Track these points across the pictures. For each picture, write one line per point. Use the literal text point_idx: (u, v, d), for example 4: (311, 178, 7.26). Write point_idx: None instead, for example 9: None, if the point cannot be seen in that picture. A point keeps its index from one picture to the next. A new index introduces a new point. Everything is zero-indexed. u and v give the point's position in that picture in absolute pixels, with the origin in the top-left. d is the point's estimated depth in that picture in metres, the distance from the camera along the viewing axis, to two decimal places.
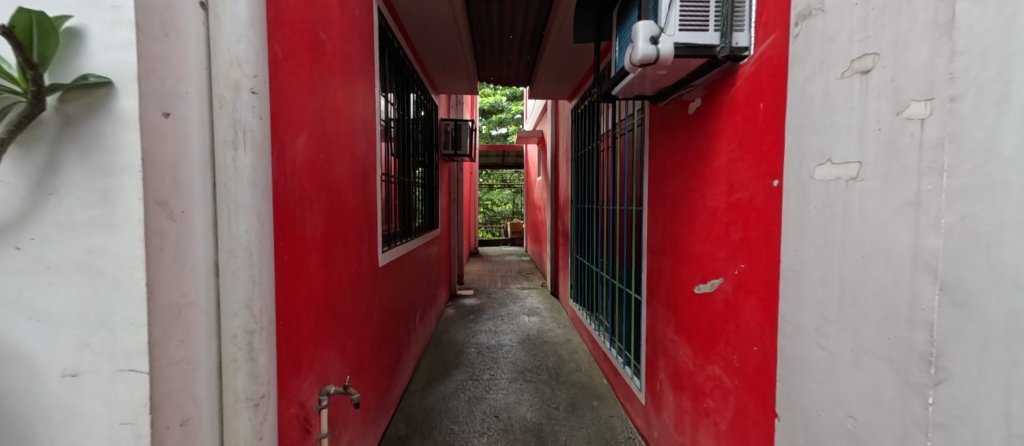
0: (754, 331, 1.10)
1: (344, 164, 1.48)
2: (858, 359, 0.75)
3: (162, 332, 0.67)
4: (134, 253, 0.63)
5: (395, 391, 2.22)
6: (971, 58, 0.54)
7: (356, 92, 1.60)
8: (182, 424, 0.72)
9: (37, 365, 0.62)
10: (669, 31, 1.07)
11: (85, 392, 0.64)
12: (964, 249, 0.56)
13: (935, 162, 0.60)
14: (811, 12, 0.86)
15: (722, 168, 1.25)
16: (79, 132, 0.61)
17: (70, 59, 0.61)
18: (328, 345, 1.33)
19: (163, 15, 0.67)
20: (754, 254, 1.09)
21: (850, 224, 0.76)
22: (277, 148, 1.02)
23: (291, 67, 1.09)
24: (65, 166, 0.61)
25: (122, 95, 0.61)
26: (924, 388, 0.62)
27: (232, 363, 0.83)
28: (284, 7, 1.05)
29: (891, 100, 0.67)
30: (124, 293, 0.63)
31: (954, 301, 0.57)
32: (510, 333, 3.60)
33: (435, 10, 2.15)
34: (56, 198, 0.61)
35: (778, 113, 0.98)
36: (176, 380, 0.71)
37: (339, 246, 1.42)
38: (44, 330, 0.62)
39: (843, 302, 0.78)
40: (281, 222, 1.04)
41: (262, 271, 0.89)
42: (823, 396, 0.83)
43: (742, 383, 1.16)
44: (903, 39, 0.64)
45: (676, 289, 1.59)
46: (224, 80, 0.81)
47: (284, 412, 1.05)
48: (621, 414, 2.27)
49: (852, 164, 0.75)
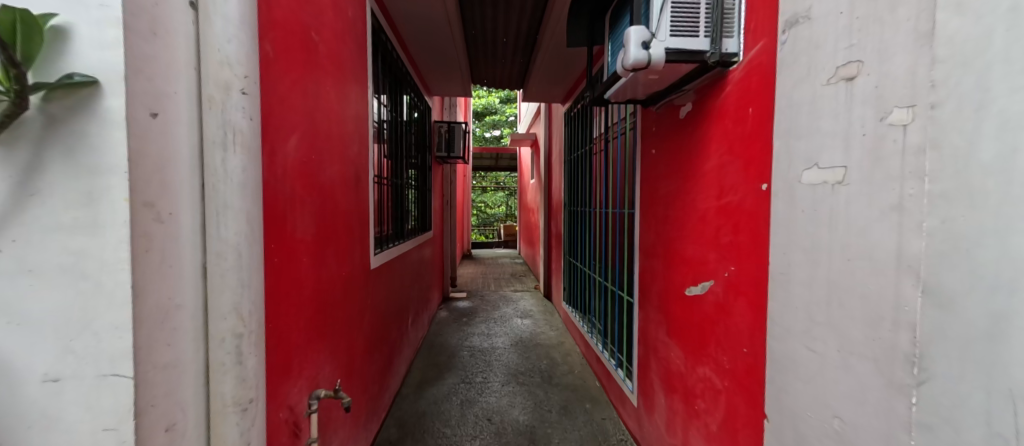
0: (743, 333, 1.12)
1: (337, 165, 1.47)
2: (844, 360, 0.76)
3: (148, 336, 0.66)
4: (120, 255, 0.62)
5: (387, 394, 2.20)
6: (949, 67, 0.56)
7: (348, 92, 1.59)
8: (167, 429, 0.70)
9: (17, 370, 0.60)
10: (660, 36, 1.10)
11: (66, 398, 0.62)
12: (945, 253, 0.57)
13: (918, 167, 0.61)
14: (798, 20, 0.88)
15: (712, 172, 1.27)
16: (61, 133, 0.60)
17: (56, 57, 0.60)
18: (319, 347, 1.31)
19: (151, 14, 0.66)
20: (742, 257, 1.11)
21: (836, 227, 0.77)
22: (268, 150, 1.01)
23: (282, 67, 1.08)
24: (49, 166, 0.59)
25: (109, 94, 0.60)
26: (907, 388, 0.63)
27: (219, 367, 0.81)
28: (275, 8, 1.04)
29: (875, 106, 0.68)
30: (109, 296, 0.62)
31: (937, 303, 0.59)
32: (503, 335, 3.60)
33: (428, 13, 2.16)
34: (39, 199, 0.60)
35: (765, 119, 1.00)
36: (162, 384, 0.69)
37: (330, 247, 1.40)
38: (24, 335, 0.60)
39: (829, 305, 0.79)
40: (271, 223, 1.03)
41: (250, 273, 0.88)
42: (811, 397, 0.85)
43: (732, 384, 1.17)
44: (886, 49, 0.66)
45: (668, 290, 1.61)
46: (214, 79, 0.79)
47: (272, 416, 1.03)
48: (614, 416, 2.28)
49: (838, 169, 0.77)
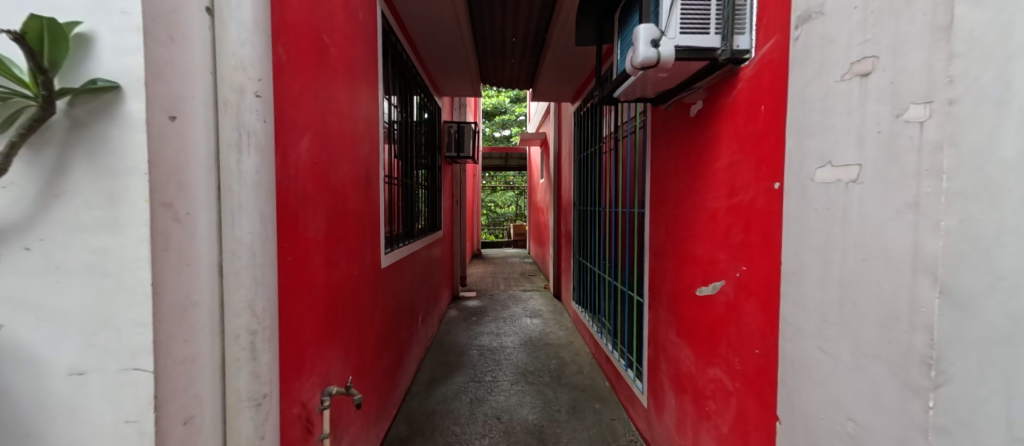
0: (754, 334, 1.10)
1: (348, 166, 1.49)
2: (858, 361, 0.74)
3: (166, 332, 0.68)
4: (139, 254, 0.64)
5: (397, 392, 2.23)
6: (969, 61, 0.54)
7: (359, 94, 1.61)
8: (185, 422, 0.73)
9: (44, 362, 0.63)
10: (670, 34, 1.08)
11: (90, 390, 0.65)
12: (964, 252, 0.55)
13: (934, 165, 0.59)
14: (811, 15, 0.86)
15: (722, 171, 1.25)
16: (85, 136, 0.62)
17: (80, 63, 0.62)
18: (331, 345, 1.34)
19: (168, 20, 0.69)
20: (754, 257, 1.09)
21: (850, 226, 0.76)
22: (281, 152, 1.03)
23: (294, 70, 1.10)
24: (73, 168, 0.62)
25: (129, 98, 0.63)
26: (924, 391, 0.61)
27: (235, 362, 0.84)
28: (288, 11, 1.06)
29: (891, 103, 0.66)
30: (130, 294, 0.64)
31: (954, 303, 0.57)
32: (512, 334, 3.61)
33: (437, 14, 2.18)
34: (64, 199, 0.62)
35: (778, 117, 0.98)
36: (181, 378, 0.72)
37: (341, 247, 1.42)
38: (51, 329, 0.63)
39: (843, 305, 0.77)
40: (285, 223, 1.05)
41: (264, 272, 0.90)
42: (824, 399, 0.83)
43: (743, 385, 1.15)
44: (901, 43, 0.64)
45: (678, 291, 1.59)
46: (229, 83, 0.82)
47: (286, 412, 1.06)
48: (623, 417, 2.26)
49: (851, 167, 0.75)
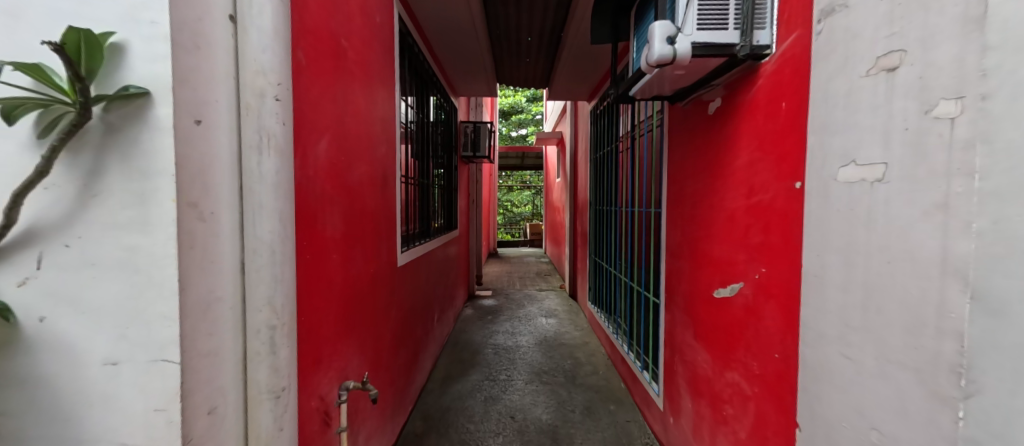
0: (774, 337, 1.06)
1: (365, 166, 1.52)
2: (881, 368, 0.71)
3: (191, 326, 0.72)
4: (168, 251, 0.68)
5: (413, 389, 2.26)
6: (1004, 54, 0.51)
7: (376, 96, 1.64)
8: (209, 412, 0.76)
9: (81, 352, 0.68)
10: (686, 31, 1.06)
11: (122, 379, 0.69)
12: (998, 256, 0.52)
13: (966, 164, 0.56)
14: (835, 8, 0.83)
15: (741, 169, 1.21)
16: (118, 139, 0.66)
17: (113, 71, 0.66)
18: (348, 341, 1.37)
19: (193, 29, 0.72)
20: (774, 259, 1.05)
21: (874, 227, 0.73)
22: (300, 153, 1.07)
23: (313, 74, 1.14)
24: (107, 170, 0.66)
25: (157, 103, 0.66)
26: (953, 401, 0.58)
27: (255, 356, 0.87)
28: (307, 17, 1.10)
29: (919, 98, 0.63)
30: (159, 289, 0.68)
31: (987, 309, 0.54)
32: (527, 334, 3.61)
33: (453, 15, 2.19)
34: (100, 199, 0.66)
35: (800, 114, 0.95)
36: (205, 370, 0.75)
37: (359, 246, 1.46)
38: (88, 321, 0.67)
39: (866, 309, 0.74)
40: (303, 222, 1.09)
41: (283, 269, 0.93)
42: (847, 406, 0.80)
43: (762, 390, 1.12)
44: (931, 36, 0.61)
45: (695, 292, 1.55)
46: (250, 88, 0.85)
47: (304, 405, 1.09)
48: (638, 419, 2.23)
49: (876, 166, 0.72)
